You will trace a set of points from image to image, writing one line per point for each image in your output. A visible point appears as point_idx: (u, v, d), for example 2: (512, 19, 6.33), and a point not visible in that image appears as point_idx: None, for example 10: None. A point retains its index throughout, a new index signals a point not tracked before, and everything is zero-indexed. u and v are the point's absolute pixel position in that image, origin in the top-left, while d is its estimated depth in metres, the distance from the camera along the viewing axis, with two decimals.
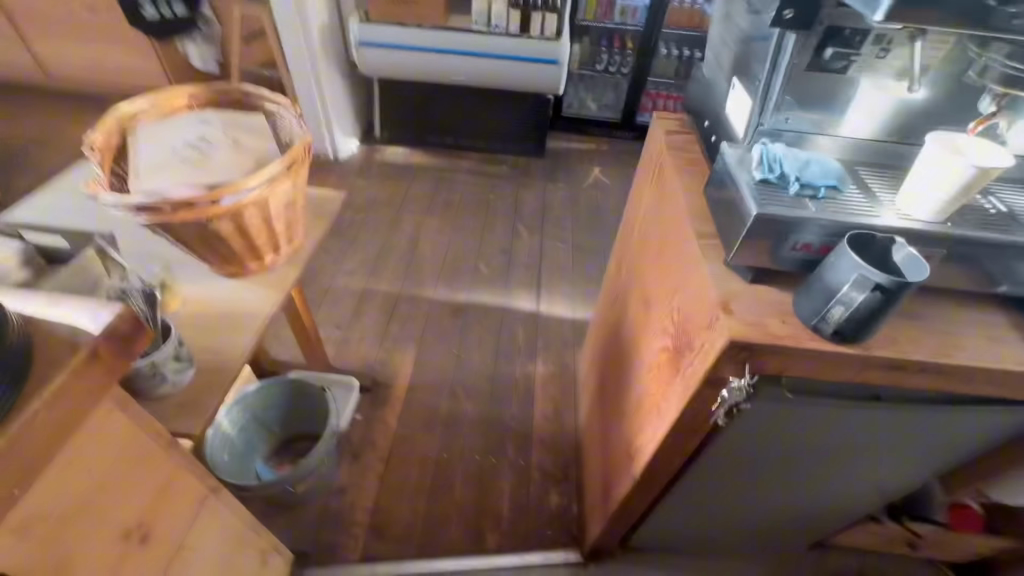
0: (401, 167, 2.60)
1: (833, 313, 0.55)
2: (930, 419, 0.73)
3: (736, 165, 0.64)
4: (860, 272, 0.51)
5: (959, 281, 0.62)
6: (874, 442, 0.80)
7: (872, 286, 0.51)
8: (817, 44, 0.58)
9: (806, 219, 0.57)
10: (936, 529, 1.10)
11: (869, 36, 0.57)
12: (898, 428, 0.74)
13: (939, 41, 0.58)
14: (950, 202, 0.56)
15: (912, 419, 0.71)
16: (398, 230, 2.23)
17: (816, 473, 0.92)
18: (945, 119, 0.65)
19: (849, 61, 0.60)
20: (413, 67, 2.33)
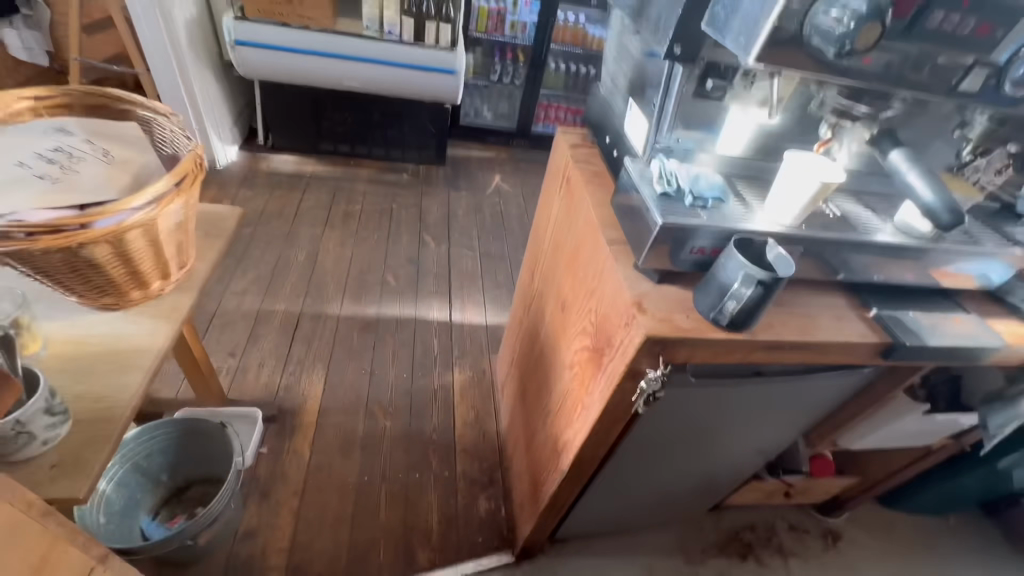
0: (292, 176, 2.43)
1: (727, 306, 0.64)
2: (798, 387, 0.87)
3: (640, 180, 0.71)
4: (745, 270, 0.60)
5: (812, 273, 0.76)
6: (757, 412, 0.94)
7: (755, 282, 0.60)
8: (699, 75, 0.67)
9: (700, 227, 0.65)
10: (802, 478, 1.29)
11: (738, 71, 0.68)
12: (775, 397, 0.88)
13: (788, 80, 0.70)
14: (803, 209, 0.68)
15: (785, 389, 0.85)
16: (294, 244, 2.08)
17: (714, 445, 1.04)
18: (796, 140, 0.79)
19: (724, 91, 0.70)
20: (300, 70, 2.20)
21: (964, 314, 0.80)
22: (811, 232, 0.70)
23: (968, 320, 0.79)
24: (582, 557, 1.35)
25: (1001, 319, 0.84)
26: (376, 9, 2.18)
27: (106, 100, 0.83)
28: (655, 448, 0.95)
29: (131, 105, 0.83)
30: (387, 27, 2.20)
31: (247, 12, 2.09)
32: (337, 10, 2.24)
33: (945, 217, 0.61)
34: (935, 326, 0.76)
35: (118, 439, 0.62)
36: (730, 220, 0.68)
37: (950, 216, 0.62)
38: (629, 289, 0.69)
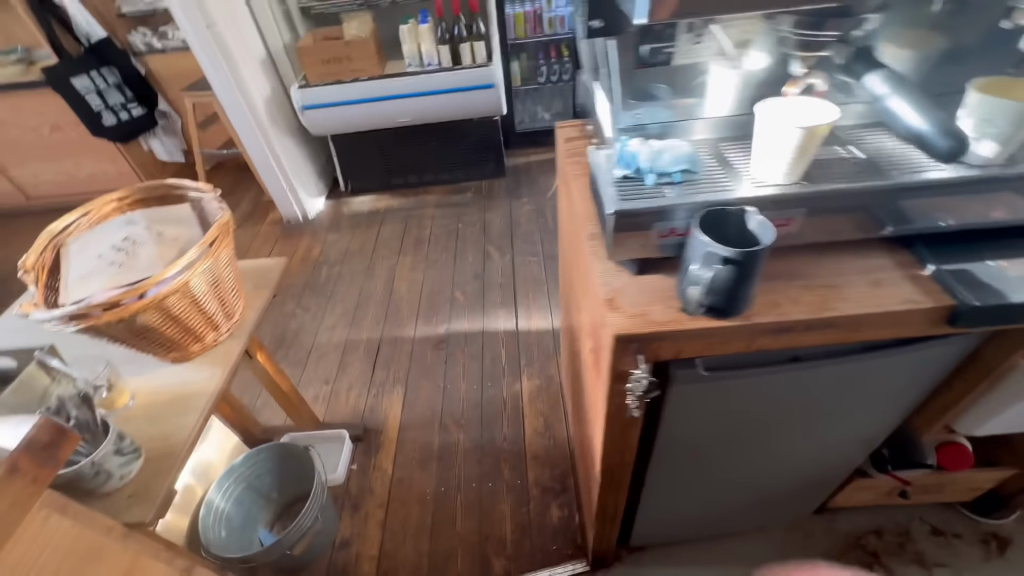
0: (369, 215, 2.66)
1: (692, 292, 0.57)
2: (857, 368, 0.74)
3: (601, 168, 0.66)
4: (708, 250, 0.52)
5: (835, 233, 0.63)
6: (817, 401, 0.81)
7: (720, 261, 0.52)
8: (635, 43, 0.65)
9: (664, 207, 0.58)
10: (928, 472, 1.07)
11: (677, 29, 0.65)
12: (829, 382, 0.76)
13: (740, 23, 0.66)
14: (794, 163, 0.57)
15: (835, 372, 0.74)
16: (373, 275, 2.29)
17: (780, 440, 0.91)
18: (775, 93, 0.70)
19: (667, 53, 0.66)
20: (356, 119, 2.41)
21: None
22: (814, 186, 0.59)
23: None
24: (666, 567, 1.26)
25: None
26: (415, 45, 2.32)
27: (168, 189, 1.01)
28: (697, 448, 0.86)
29: (184, 189, 1.00)
30: (426, 59, 2.33)
31: (310, 79, 2.37)
32: (383, 57, 2.43)
33: (942, 144, 0.56)
34: None
35: (178, 469, 0.76)
36: (704, 193, 0.59)
37: (950, 143, 0.56)
38: (603, 283, 0.65)
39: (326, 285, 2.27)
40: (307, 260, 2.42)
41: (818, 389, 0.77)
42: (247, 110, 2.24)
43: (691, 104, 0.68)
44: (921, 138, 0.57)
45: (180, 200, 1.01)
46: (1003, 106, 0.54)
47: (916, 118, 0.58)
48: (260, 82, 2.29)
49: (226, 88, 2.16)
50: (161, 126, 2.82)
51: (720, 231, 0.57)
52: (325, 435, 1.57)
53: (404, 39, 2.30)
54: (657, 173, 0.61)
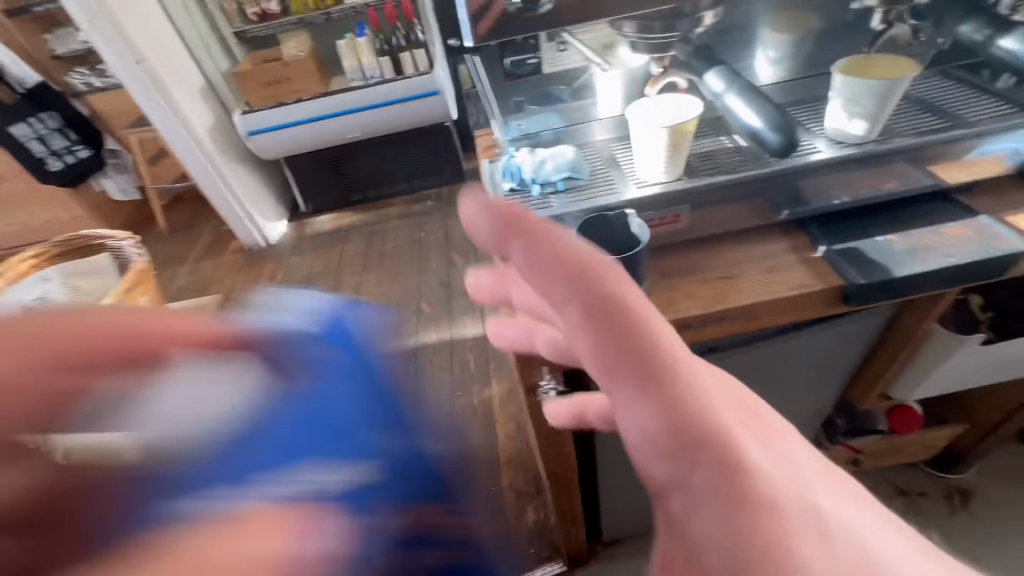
0: (331, 233, 2.61)
1: None
2: (779, 351, 0.75)
3: (489, 180, 0.65)
4: None
5: (728, 224, 0.63)
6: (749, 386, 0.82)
7: None
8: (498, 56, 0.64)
9: (550, 219, 0.57)
10: (881, 438, 1.08)
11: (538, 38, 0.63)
12: (755, 367, 0.76)
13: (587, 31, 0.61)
14: (671, 162, 0.58)
15: (757, 358, 0.74)
16: (338, 295, 2.26)
17: None
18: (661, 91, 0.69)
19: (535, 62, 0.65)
20: (305, 139, 2.38)
21: (971, 219, 0.60)
22: (694, 180, 0.59)
23: (974, 225, 0.59)
24: (642, 558, 1.27)
25: None
26: (354, 59, 2.31)
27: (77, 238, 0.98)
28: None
29: (97, 238, 0.98)
30: (368, 72, 2.32)
31: (252, 103, 2.33)
32: (325, 73, 2.40)
33: (772, 139, 0.53)
34: (916, 249, 0.58)
35: None
36: (588, 199, 0.59)
37: (782, 137, 0.53)
38: None
39: None
40: (271, 286, 2.38)
41: (748, 375, 0.76)
42: (190, 141, 2.19)
43: (578, 108, 0.68)
44: (754, 135, 0.55)
45: (94, 249, 0.99)
46: (862, 86, 0.54)
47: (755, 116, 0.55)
48: (202, 111, 2.25)
49: (165, 121, 2.11)
50: (111, 163, 2.74)
51: (604, 233, 0.56)
52: None
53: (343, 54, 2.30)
54: (541, 183, 0.61)
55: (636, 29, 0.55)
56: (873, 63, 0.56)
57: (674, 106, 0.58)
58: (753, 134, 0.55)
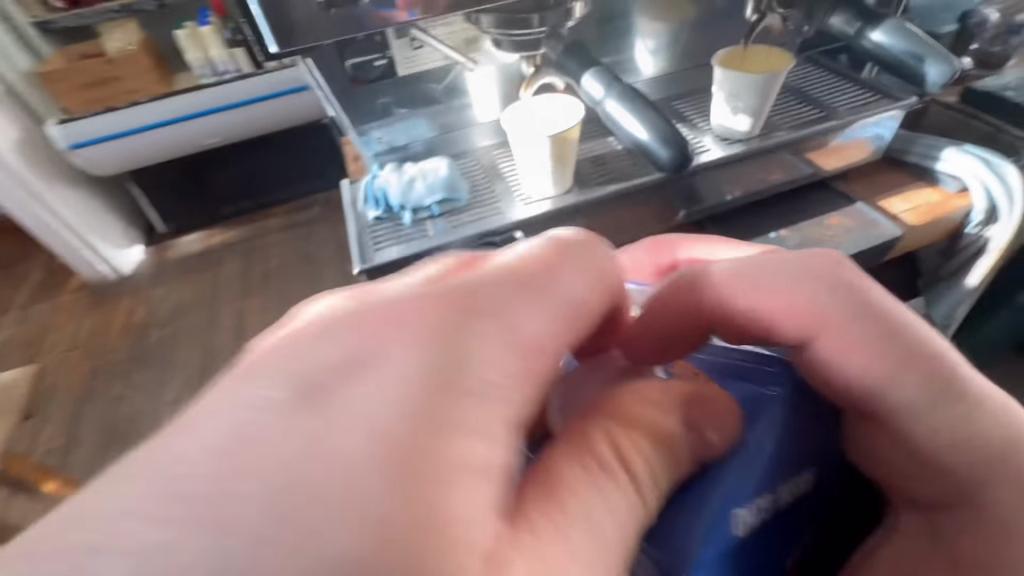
0: (202, 254, 2.25)
1: None
2: None
3: (349, 206, 0.53)
4: None
5: (631, 230, 0.57)
6: None
7: None
8: (339, 56, 0.50)
9: (427, 252, 0.48)
10: None
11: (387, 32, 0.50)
12: None
13: (445, 23, 0.50)
14: (557, 174, 0.50)
15: None
16: (218, 326, 1.96)
17: None
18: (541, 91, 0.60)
19: (387, 61, 0.52)
20: (149, 149, 2.00)
21: (850, 207, 0.61)
22: (586, 192, 0.53)
23: (851, 215, 0.60)
24: None
25: (906, 187, 0.63)
26: (201, 52, 1.97)
27: None
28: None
29: None
30: (220, 67, 1.98)
31: (70, 108, 1.91)
32: (166, 70, 2.04)
33: (660, 152, 0.48)
34: (806, 244, 0.57)
35: None
36: (470, 223, 0.50)
37: (672, 151, 0.48)
38: None
39: (161, 351, 1.90)
40: (131, 326, 2.01)
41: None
42: None
43: (449, 113, 0.59)
44: (638, 146, 0.49)
45: None
46: (744, 80, 0.51)
47: (644, 130, 0.48)
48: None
49: None
50: None
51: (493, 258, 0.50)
52: None
53: (185, 47, 1.96)
54: (413, 209, 0.50)
55: (498, 25, 0.46)
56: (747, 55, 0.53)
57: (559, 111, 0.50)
58: (637, 146, 0.49)
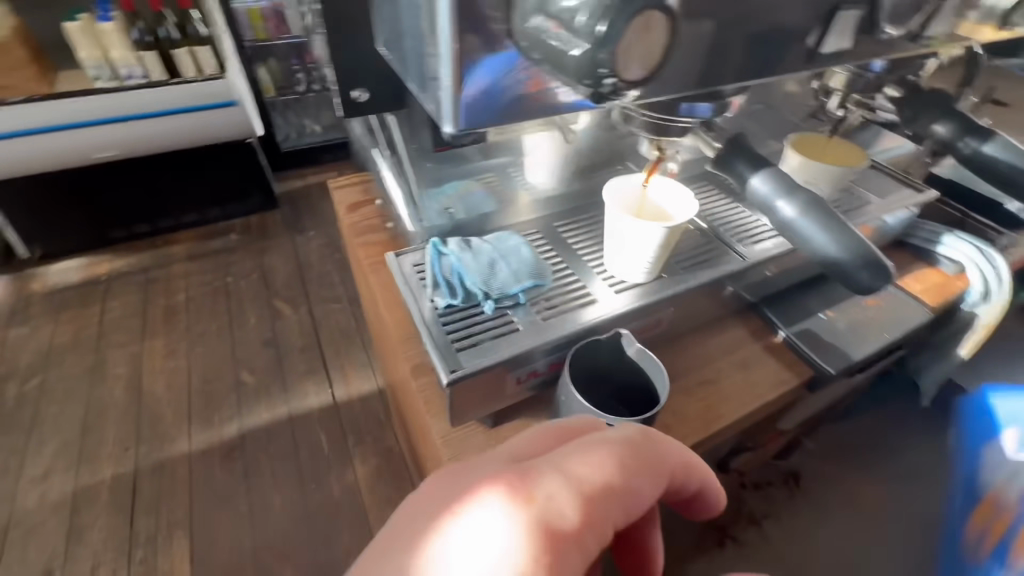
0: (81, 286, 1.86)
1: None
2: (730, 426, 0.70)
3: (407, 287, 0.44)
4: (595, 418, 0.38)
5: (699, 312, 0.54)
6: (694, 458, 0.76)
7: None
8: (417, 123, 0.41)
9: (520, 354, 0.40)
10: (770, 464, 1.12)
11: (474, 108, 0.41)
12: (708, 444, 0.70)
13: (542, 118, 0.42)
14: (657, 262, 0.45)
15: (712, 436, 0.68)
16: (104, 377, 1.60)
17: None
18: (608, 166, 0.55)
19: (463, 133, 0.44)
20: (21, 158, 1.61)
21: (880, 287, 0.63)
22: (678, 280, 0.48)
23: (883, 294, 0.63)
24: None
25: (913, 268, 0.69)
26: (98, 52, 1.66)
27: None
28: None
29: None
30: (124, 70, 1.70)
31: None
32: (48, 66, 1.70)
33: (861, 278, 0.31)
34: (855, 326, 0.58)
35: None
36: (562, 315, 0.43)
37: (870, 276, 0.31)
38: (449, 458, 0.44)
39: (21, 413, 1.50)
40: None
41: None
42: None
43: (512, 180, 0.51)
44: (822, 267, 0.32)
45: None
46: (826, 171, 0.50)
47: (830, 240, 0.32)
48: None
49: None
50: None
51: (585, 359, 0.43)
52: None
53: (77, 43, 1.62)
54: (496, 298, 0.42)
55: (646, 108, 0.35)
56: (825, 147, 0.53)
57: (670, 204, 0.45)
58: (821, 267, 0.33)
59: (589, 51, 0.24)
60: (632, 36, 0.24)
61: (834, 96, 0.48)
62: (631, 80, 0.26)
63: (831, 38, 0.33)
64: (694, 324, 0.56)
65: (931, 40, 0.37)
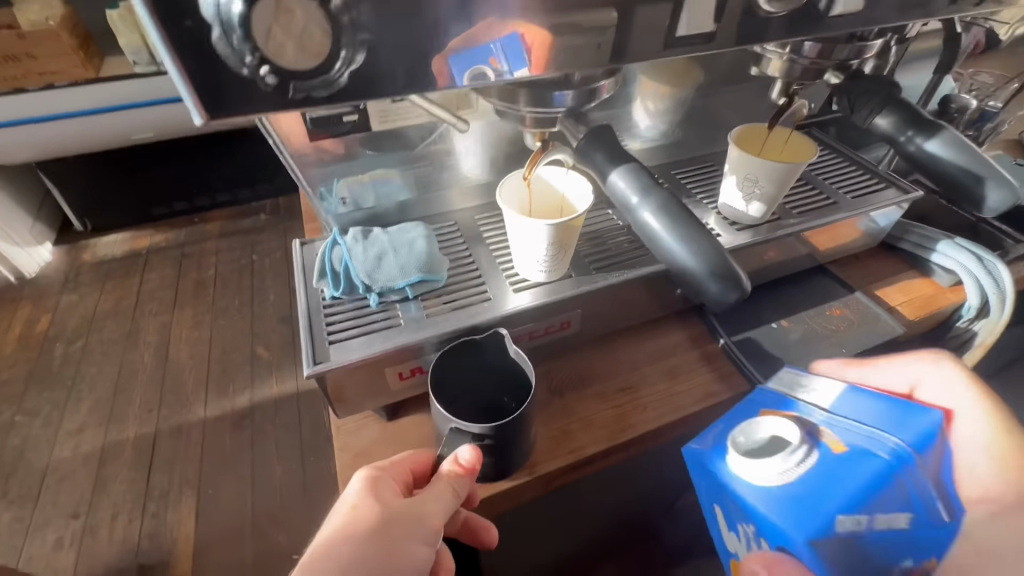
0: (125, 258, 1.99)
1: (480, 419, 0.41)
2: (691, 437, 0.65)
3: (300, 276, 0.43)
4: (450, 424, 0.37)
5: (627, 314, 0.50)
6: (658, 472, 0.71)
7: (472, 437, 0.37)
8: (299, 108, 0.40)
9: (391, 352, 0.39)
10: None
11: None
12: (667, 453, 0.66)
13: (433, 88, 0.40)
14: (555, 261, 0.42)
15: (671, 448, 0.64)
16: (136, 344, 1.72)
17: (640, 515, 0.80)
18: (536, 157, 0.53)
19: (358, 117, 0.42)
20: (71, 136, 1.61)
21: (850, 297, 0.58)
22: (587, 282, 0.45)
23: (852, 304, 0.57)
24: None
25: (899, 277, 0.62)
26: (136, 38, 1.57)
27: None
28: (548, 556, 0.72)
29: None
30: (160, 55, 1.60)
31: None
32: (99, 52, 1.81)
33: (710, 290, 0.28)
34: (808, 337, 0.53)
35: None
36: (451, 314, 0.42)
37: (726, 284, 0.28)
38: (340, 450, 0.44)
39: (64, 372, 1.64)
40: (29, 340, 1.73)
41: (653, 472, 0.66)
42: None
43: (432, 170, 0.50)
44: (675, 276, 0.29)
45: None
46: (765, 168, 0.45)
47: (684, 244, 0.29)
48: None
49: None
50: None
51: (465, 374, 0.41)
52: None
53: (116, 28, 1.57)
54: (380, 292, 0.41)
55: (501, 95, 0.32)
56: (769, 140, 0.48)
57: (562, 184, 0.43)
58: (682, 276, 0.30)
59: (221, 34, 0.21)
60: (264, 23, 0.21)
61: (777, 83, 0.43)
62: (294, 69, 0.22)
63: (683, 19, 0.28)
64: (624, 328, 0.53)
65: (846, 18, 0.31)
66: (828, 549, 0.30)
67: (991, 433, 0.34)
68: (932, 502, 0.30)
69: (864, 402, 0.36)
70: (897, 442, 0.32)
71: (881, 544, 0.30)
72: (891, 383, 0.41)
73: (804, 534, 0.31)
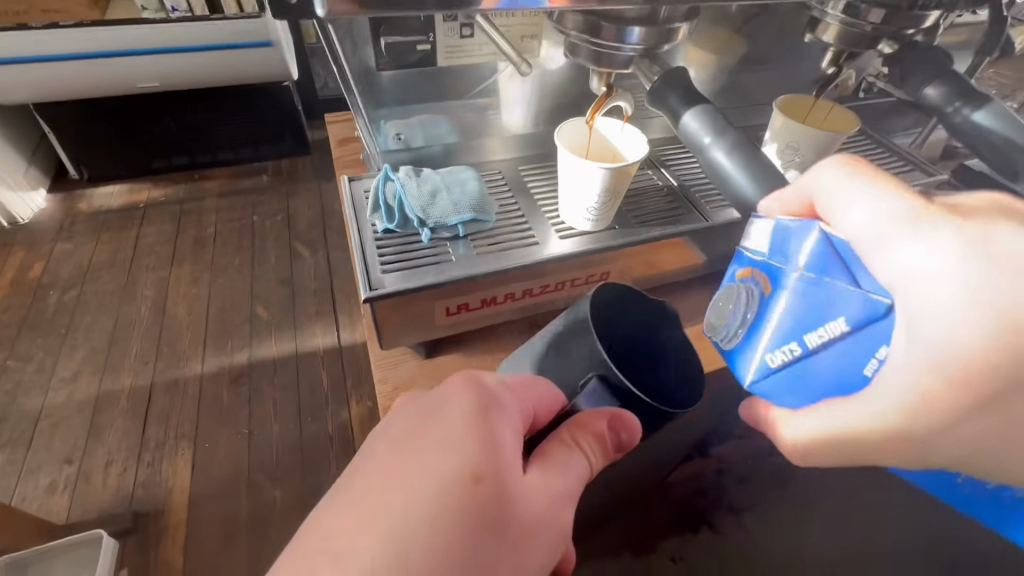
0: (122, 210, 1.95)
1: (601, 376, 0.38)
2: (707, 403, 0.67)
3: (352, 209, 0.44)
4: (597, 373, 0.35)
5: (662, 273, 0.52)
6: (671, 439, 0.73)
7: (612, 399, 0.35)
8: (371, 34, 0.41)
9: (446, 282, 0.40)
10: None
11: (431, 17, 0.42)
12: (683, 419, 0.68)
13: (506, 16, 0.42)
14: (604, 208, 0.43)
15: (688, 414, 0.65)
16: (132, 295, 1.67)
17: None
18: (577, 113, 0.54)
19: (423, 50, 0.44)
20: (73, 78, 1.49)
21: None
22: (629, 233, 0.46)
23: None
24: None
25: None
26: None
27: None
28: None
29: None
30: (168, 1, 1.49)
31: None
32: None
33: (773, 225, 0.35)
34: None
35: None
36: (499, 254, 0.43)
37: None
38: (381, 381, 0.46)
39: (58, 319, 1.61)
40: (22, 285, 1.70)
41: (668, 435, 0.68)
42: None
43: (479, 117, 0.51)
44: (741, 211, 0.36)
45: None
46: (808, 135, 0.47)
47: (749, 182, 0.36)
48: None
49: None
50: None
51: (662, 332, 0.42)
52: (74, 537, 1.10)
53: None
54: (433, 227, 0.43)
55: (582, 27, 0.33)
56: (812, 110, 0.50)
57: (617, 137, 0.44)
58: (744, 212, 0.37)
59: None
60: None
61: (828, 52, 0.45)
62: None
63: None
64: (654, 289, 0.55)
65: None
66: (788, 382, 0.32)
67: (898, 227, 0.27)
68: (857, 305, 0.27)
69: (778, 232, 0.32)
70: (803, 274, 0.30)
71: (822, 363, 0.29)
72: (795, 203, 0.32)
73: (764, 380, 0.33)
